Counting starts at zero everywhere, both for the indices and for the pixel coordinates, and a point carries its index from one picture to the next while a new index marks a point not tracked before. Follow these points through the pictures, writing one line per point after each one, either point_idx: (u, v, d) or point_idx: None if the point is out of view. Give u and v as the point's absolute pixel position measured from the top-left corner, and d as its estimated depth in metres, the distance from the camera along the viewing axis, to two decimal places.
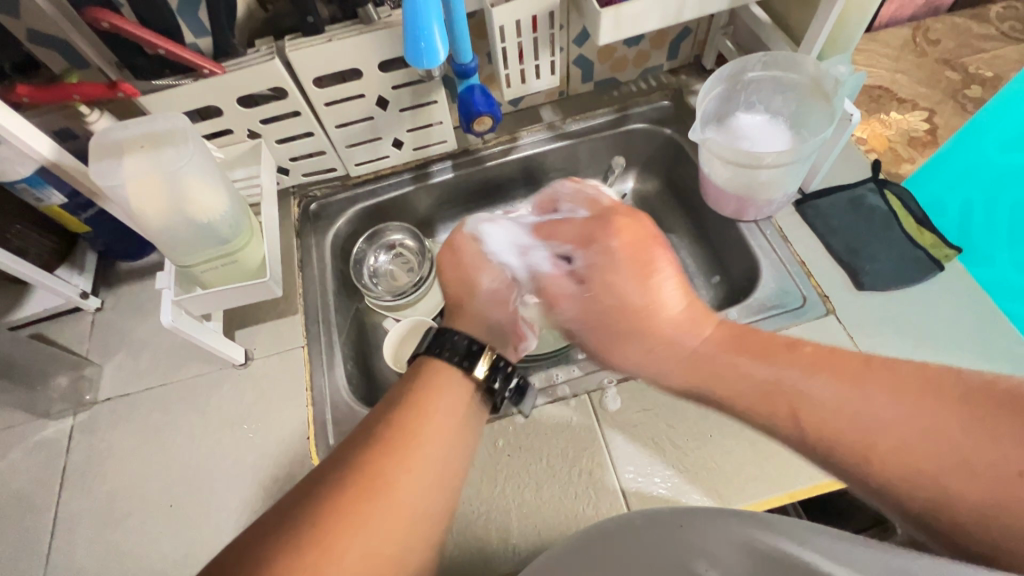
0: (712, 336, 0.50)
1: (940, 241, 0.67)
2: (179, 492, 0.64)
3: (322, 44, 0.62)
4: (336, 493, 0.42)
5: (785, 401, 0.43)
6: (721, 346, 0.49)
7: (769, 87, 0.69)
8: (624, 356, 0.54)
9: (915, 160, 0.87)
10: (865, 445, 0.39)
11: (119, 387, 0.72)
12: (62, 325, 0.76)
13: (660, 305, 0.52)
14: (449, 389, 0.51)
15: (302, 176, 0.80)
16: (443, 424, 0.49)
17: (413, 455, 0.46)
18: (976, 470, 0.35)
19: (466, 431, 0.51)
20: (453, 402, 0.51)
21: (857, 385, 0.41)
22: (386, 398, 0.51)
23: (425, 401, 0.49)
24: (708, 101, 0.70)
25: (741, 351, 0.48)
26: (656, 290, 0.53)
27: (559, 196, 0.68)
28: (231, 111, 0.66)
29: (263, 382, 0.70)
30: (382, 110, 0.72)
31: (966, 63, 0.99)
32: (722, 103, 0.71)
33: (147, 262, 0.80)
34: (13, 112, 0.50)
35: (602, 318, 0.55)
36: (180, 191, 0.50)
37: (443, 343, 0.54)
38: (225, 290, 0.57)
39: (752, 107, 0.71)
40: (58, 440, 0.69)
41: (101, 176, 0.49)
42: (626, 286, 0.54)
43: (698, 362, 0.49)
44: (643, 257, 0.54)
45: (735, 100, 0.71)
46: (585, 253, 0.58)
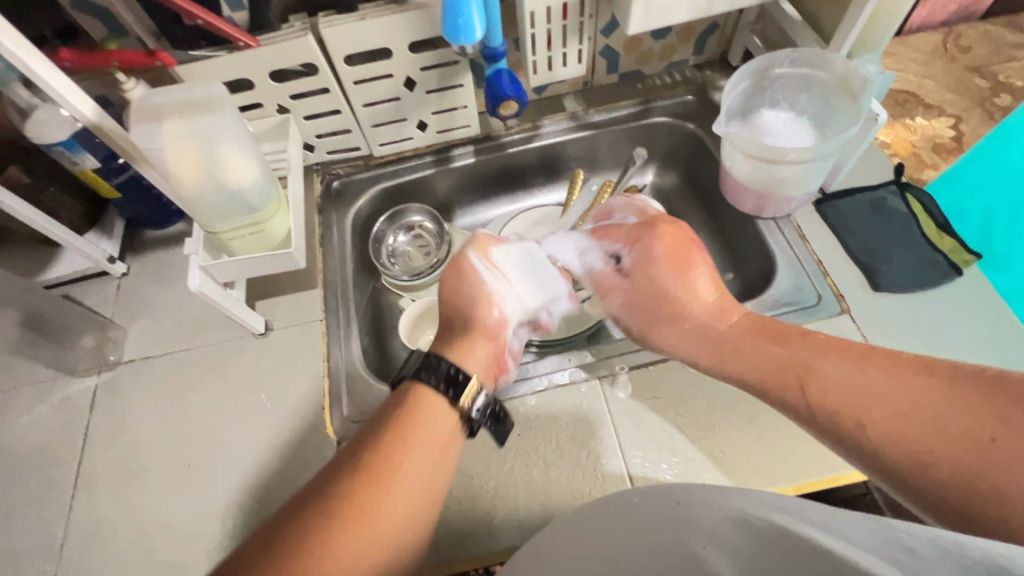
0: (738, 323, 0.55)
1: (960, 246, 0.67)
2: (198, 452, 0.66)
3: (355, 22, 0.63)
4: (326, 515, 0.42)
5: (795, 373, 0.47)
6: (750, 329, 0.53)
7: (795, 82, 0.69)
8: (664, 336, 0.58)
9: (938, 166, 0.87)
10: (856, 415, 0.42)
11: (142, 349, 0.73)
12: (89, 287, 0.78)
13: (696, 295, 0.57)
14: (435, 415, 0.51)
15: (327, 153, 0.82)
16: (428, 446, 0.48)
17: (399, 477, 0.46)
18: (956, 433, 0.36)
19: (445, 453, 0.50)
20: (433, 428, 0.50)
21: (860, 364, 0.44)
22: (371, 422, 0.50)
23: (411, 427, 0.49)
24: (734, 94, 0.69)
25: (761, 334, 0.52)
26: (693, 280, 0.58)
27: (613, 209, 0.70)
28: (262, 84, 0.67)
29: (282, 353, 0.72)
30: (409, 91, 0.73)
31: (996, 71, 0.97)
32: (745, 99, 0.71)
33: (173, 230, 0.82)
34: (61, 73, 0.52)
35: (643, 309, 0.60)
36: (216, 159, 0.52)
37: (434, 365, 0.53)
38: (254, 258, 0.59)
39: (775, 103, 0.71)
40: (82, 397, 0.71)
41: (142, 139, 0.50)
42: (667, 278, 0.59)
43: (723, 343, 0.54)
44: (680, 262, 0.59)
45: (760, 99, 0.71)
46: (631, 250, 0.62)
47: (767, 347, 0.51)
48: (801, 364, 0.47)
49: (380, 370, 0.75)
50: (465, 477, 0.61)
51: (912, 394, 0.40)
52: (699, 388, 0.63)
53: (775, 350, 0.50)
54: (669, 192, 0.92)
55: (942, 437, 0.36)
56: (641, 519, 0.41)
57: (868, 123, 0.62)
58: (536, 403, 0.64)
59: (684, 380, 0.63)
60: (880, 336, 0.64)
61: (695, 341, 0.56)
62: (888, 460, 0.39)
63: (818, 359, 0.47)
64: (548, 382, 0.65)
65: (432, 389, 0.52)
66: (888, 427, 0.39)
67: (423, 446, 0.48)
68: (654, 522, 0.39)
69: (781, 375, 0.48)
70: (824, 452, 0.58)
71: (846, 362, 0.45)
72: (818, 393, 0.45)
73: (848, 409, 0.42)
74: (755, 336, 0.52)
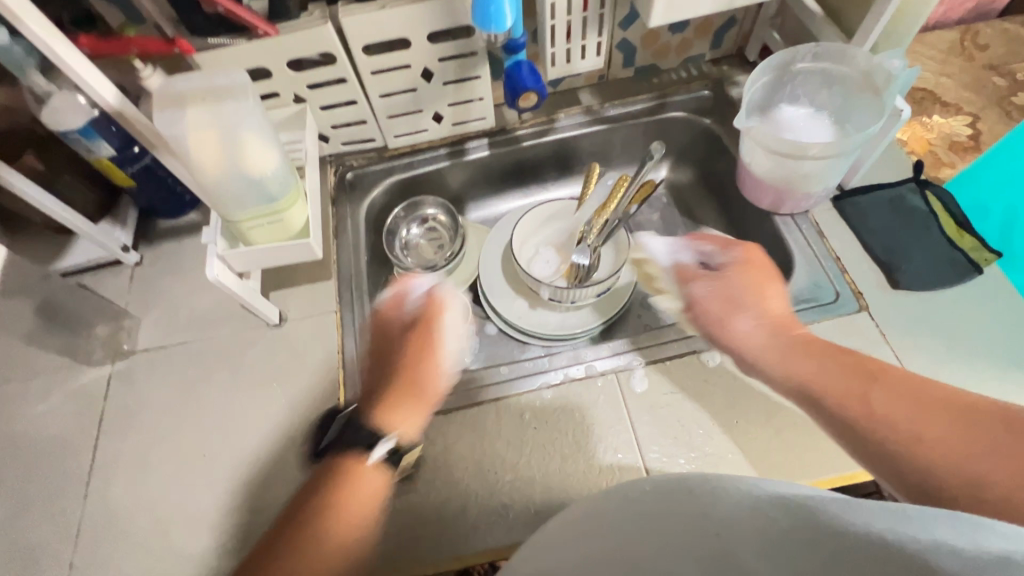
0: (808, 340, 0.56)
1: (980, 244, 0.67)
2: (212, 442, 0.66)
3: (375, 11, 0.62)
4: None
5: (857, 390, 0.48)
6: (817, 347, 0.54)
7: (814, 78, 0.69)
8: (738, 332, 0.59)
9: (955, 165, 0.87)
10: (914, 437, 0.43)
11: (156, 339, 0.73)
12: (103, 276, 0.78)
13: (774, 309, 0.59)
14: (365, 484, 0.51)
15: (341, 145, 0.81)
16: (356, 520, 0.49)
17: (320, 554, 0.46)
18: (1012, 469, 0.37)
19: (372, 515, 0.51)
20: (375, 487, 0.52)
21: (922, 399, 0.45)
22: (302, 492, 0.51)
23: (340, 499, 0.49)
24: (754, 89, 0.69)
25: (829, 352, 0.53)
26: (772, 295, 0.60)
27: None
28: (280, 73, 0.67)
29: (297, 345, 0.71)
30: (426, 82, 0.73)
31: (1014, 70, 0.97)
32: (763, 94, 0.70)
33: (186, 220, 0.82)
34: (83, 57, 0.52)
35: (705, 310, 0.62)
36: (238, 147, 0.51)
37: (356, 424, 0.54)
38: (273, 248, 0.58)
39: (792, 98, 0.70)
40: (96, 386, 0.71)
41: (165, 125, 0.50)
42: (751, 283, 0.61)
43: (791, 352, 0.55)
44: (755, 279, 0.62)
45: (780, 95, 0.71)
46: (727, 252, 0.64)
47: (827, 361, 0.52)
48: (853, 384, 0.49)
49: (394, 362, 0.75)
50: (481, 470, 0.61)
51: (957, 432, 0.41)
52: (716, 384, 0.63)
53: (840, 367, 0.51)
54: (684, 188, 0.92)
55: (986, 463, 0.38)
56: (654, 511, 0.40)
57: (890, 119, 0.61)
58: (553, 397, 0.64)
59: (702, 375, 0.63)
60: (899, 333, 0.63)
61: (764, 348, 0.56)
62: (920, 478, 0.41)
63: (877, 380, 0.48)
64: (564, 376, 0.65)
65: (354, 454, 0.52)
66: (934, 454, 0.41)
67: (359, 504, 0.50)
68: (660, 510, 0.39)
69: (835, 386, 0.50)
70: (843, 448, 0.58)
71: (903, 390, 0.46)
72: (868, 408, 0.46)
73: (892, 429, 0.44)
74: (807, 354, 0.54)
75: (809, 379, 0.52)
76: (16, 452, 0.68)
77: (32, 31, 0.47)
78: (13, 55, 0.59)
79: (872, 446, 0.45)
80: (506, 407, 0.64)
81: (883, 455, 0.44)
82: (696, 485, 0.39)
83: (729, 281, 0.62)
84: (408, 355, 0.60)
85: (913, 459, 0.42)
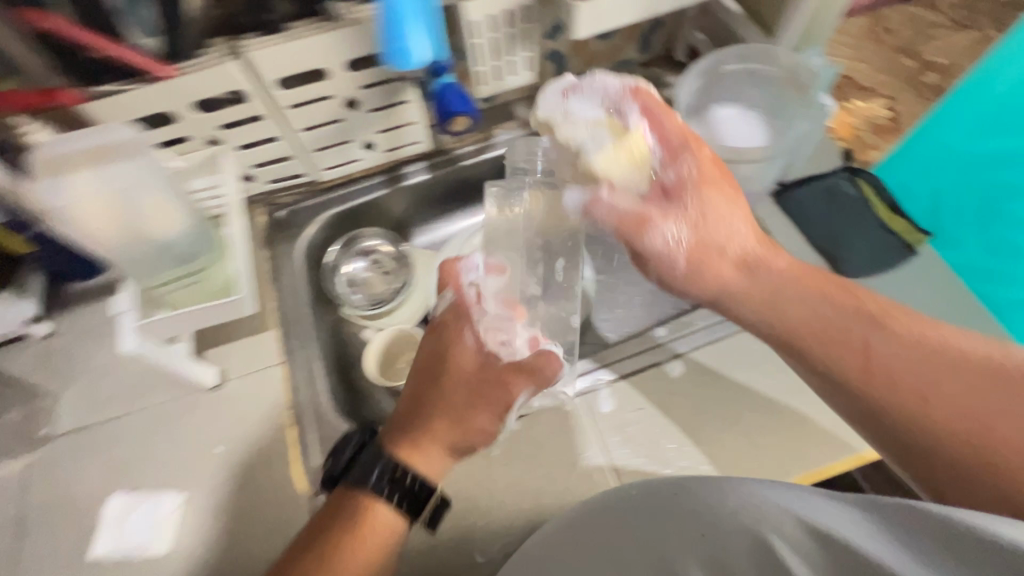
0: (822, 337, 0.48)
1: (911, 226, 0.69)
2: (140, 532, 0.59)
3: (284, 43, 0.57)
4: None
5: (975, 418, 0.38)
6: (867, 353, 0.45)
7: (649, 99, 0.59)
8: (711, 273, 0.55)
9: (880, 147, 0.90)
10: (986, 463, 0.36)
11: (79, 418, 0.66)
12: (9, 355, 0.70)
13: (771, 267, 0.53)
14: (373, 531, 0.50)
15: (269, 183, 0.76)
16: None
17: None
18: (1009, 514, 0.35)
19: None
20: (387, 539, 0.51)
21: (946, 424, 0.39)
22: (312, 526, 0.51)
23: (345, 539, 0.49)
24: (580, 114, 0.61)
25: (833, 345, 0.47)
26: (744, 249, 0.54)
27: (612, 92, 0.61)
28: (187, 116, 0.61)
29: (240, 409, 0.65)
30: (352, 111, 0.68)
31: (922, 51, 1.01)
32: (623, 105, 0.60)
33: (102, 281, 0.75)
34: None
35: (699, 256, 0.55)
36: (139, 213, 0.47)
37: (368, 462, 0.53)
38: (179, 315, 0.54)
39: (655, 173, 0.58)
40: (14, 480, 0.63)
41: (49, 193, 0.43)
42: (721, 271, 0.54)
43: (776, 289, 0.51)
44: (705, 253, 0.55)
45: (663, 169, 0.58)
46: (636, 94, 0.60)
47: (841, 305, 0.48)
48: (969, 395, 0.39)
49: (352, 410, 0.71)
50: (457, 510, 0.61)
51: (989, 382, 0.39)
52: (676, 394, 0.65)
53: (826, 353, 0.47)
54: None
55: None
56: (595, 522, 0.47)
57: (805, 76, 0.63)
58: (521, 427, 0.65)
59: (668, 389, 0.66)
60: None
61: (733, 288, 0.54)
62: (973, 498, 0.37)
63: (954, 342, 0.42)
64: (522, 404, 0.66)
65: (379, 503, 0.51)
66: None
67: None
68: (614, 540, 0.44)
69: (797, 337, 0.49)
70: (803, 446, 0.62)
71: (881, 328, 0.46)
72: (898, 386, 0.42)
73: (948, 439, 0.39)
74: (665, 228, 0.56)
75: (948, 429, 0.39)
76: None
77: None
78: None
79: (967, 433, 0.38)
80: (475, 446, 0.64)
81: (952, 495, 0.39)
82: (678, 489, 0.41)
83: (735, 274, 0.54)
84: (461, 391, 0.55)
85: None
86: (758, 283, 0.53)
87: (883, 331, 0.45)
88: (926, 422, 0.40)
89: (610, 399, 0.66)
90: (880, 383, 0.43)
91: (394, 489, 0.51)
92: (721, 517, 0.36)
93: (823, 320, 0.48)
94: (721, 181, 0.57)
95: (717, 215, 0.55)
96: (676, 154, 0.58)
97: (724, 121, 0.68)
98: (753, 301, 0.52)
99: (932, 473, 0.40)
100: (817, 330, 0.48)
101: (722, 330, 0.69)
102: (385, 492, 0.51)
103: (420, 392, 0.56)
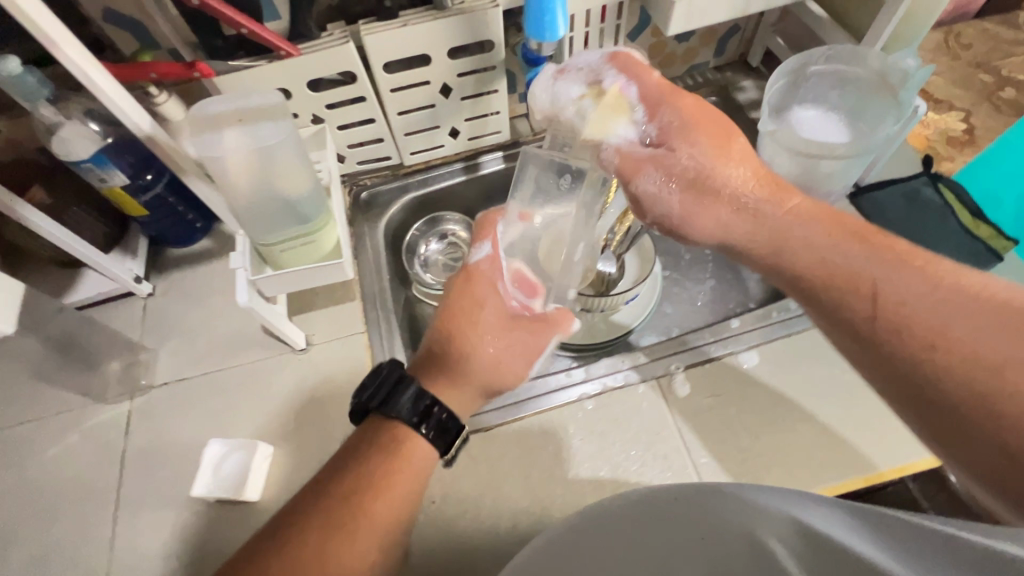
0: (828, 279, 0.46)
1: (997, 232, 0.68)
2: (231, 478, 0.62)
3: (398, 29, 0.61)
4: (314, 516, 0.43)
5: (979, 353, 0.37)
6: (875, 296, 0.43)
7: (628, 60, 0.58)
8: (705, 220, 0.54)
9: (955, 159, 0.90)
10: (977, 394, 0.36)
11: (175, 371, 0.70)
12: (114, 311, 0.75)
13: (785, 210, 0.51)
14: (410, 456, 0.47)
15: (356, 164, 0.80)
16: (391, 501, 0.44)
17: (367, 513, 0.43)
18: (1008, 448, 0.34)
19: (405, 511, 0.45)
20: (423, 469, 0.47)
21: (950, 362, 0.38)
22: (349, 447, 0.48)
23: (383, 467, 0.45)
24: (563, 95, 0.60)
25: (836, 287, 0.46)
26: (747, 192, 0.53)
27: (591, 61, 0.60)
28: (300, 95, 0.65)
29: (325, 372, 0.69)
30: (445, 97, 0.72)
31: (999, 67, 1.00)
32: (602, 70, 0.59)
33: (198, 248, 0.79)
34: (118, 83, 0.50)
35: (692, 198, 0.54)
36: (271, 168, 0.53)
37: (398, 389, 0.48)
38: (289, 273, 0.57)
39: (639, 124, 0.57)
40: (116, 424, 0.67)
41: (203, 149, 0.51)
42: (705, 218, 0.54)
43: (786, 234, 0.50)
44: (705, 191, 0.54)
45: (644, 123, 0.57)
46: (611, 60, 0.59)
47: (855, 245, 0.47)
48: (975, 339, 0.37)
49: None
50: (531, 483, 0.62)
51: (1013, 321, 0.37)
52: (750, 384, 0.66)
53: (838, 293, 0.45)
54: None
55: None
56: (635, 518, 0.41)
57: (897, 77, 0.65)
58: (595, 407, 0.66)
59: (741, 377, 0.66)
60: None
61: (735, 234, 0.53)
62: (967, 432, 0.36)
63: (973, 284, 0.40)
64: (592, 385, 0.67)
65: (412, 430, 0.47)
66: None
67: (379, 507, 0.44)
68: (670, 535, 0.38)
69: (800, 280, 0.48)
70: (886, 444, 0.61)
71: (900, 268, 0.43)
72: (901, 325, 0.41)
73: (942, 376, 0.38)
74: (649, 180, 0.55)
75: (946, 363, 0.38)
76: (44, 493, 0.64)
77: (72, 58, 0.46)
78: (27, 86, 0.57)
79: (965, 367, 0.37)
80: (549, 421, 0.66)
81: (946, 435, 0.38)
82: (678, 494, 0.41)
83: (736, 217, 0.53)
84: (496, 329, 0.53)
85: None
86: (768, 228, 0.51)
87: (899, 272, 0.43)
88: (928, 364, 0.39)
89: (683, 384, 0.66)
90: (878, 322, 0.42)
91: (427, 421, 0.47)
92: (731, 525, 0.36)
93: (838, 260, 0.46)
94: (712, 122, 0.55)
95: (715, 156, 0.54)
96: (655, 102, 0.56)
97: (806, 120, 0.69)
98: (763, 244, 0.51)
99: (929, 413, 0.39)
100: (821, 266, 0.47)
101: (797, 324, 0.69)
102: (416, 424, 0.47)
103: (448, 325, 0.53)
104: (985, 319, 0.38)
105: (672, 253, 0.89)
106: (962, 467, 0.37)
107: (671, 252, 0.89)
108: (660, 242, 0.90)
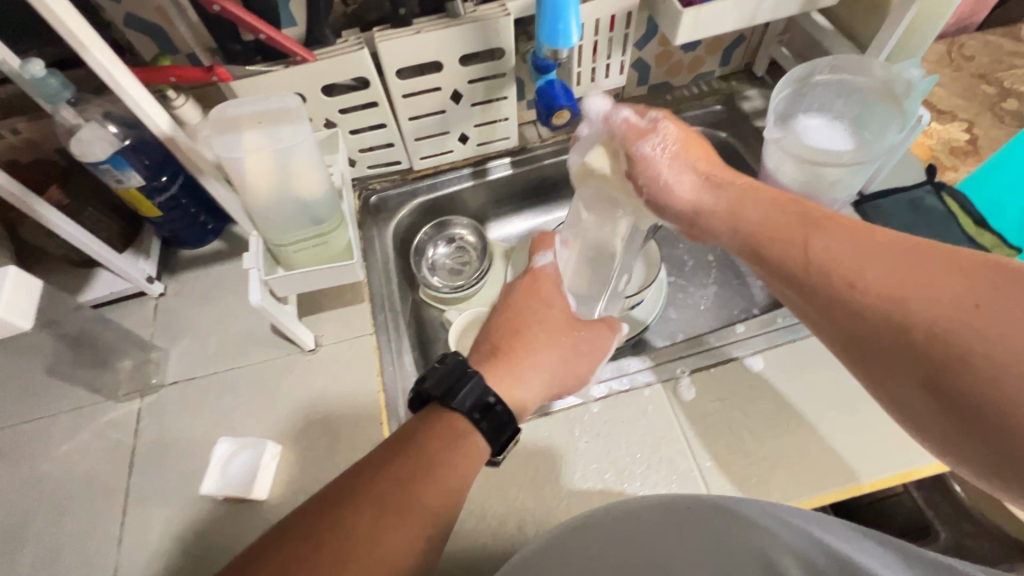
0: (773, 239, 0.45)
1: (1000, 242, 0.69)
2: (240, 477, 0.63)
3: (411, 36, 0.63)
4: (361, 494, 0.42)
5: (902, 286, 0.36)
6: (806, 250, 0.42)
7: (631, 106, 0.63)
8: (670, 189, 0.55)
9: (958, 168, 0.91)
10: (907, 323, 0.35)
11: (185, 370, 0.71)
12: (126, 309, 0.76)
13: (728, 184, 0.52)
14: (466, 449, 0.47)
15: (366, 169, 0.82)
16: (448, 481, 0.45)
17: (418, 495, 0.43)
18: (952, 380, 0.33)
19: (456, 503, 0.45)
20: (477, 462, 0.48)
21: (880, 303, 0.37)
22: (401, 432, 0.48)
23: (434, 450, 0.46)
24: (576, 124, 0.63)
25: (775, 243, 0.45)
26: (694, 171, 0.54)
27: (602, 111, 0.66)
28: (313, 99, 0.67)
29: (334, 372, 0.70)
30: (455, 103, 0.74)
31: (1001, 78, 1.01)
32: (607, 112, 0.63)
33: (210, 249, 0.80)
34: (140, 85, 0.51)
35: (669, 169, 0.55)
36: (289, 167, 0.53)
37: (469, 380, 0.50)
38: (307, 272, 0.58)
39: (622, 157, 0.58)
40: (126, 421, 0.68)
41: (222, 148, 0.52)
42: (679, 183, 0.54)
43: (736, 200, 0.50)
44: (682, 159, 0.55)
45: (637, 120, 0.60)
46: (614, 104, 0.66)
47: (784, 208, 0.47)
48: (896, 277, 0.37)
49: None
50: (537, 485, 0.63)
51: (939, 267, 0.36)
52: (755, 389, 0.66)
53: (771, 252, 0.45)
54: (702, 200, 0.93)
55: (952, 313, 0.34)
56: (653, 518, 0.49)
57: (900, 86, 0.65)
58: (600, 410, 0.66)
59: (746, 381, 0.67)
60: None
61: (695, 205, 0.53)
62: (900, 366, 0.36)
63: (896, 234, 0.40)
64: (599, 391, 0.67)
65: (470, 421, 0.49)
66: (987, 360, 0.32)
67: (428, 496, 0.43)
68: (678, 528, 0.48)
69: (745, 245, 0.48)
70: (891, 449, 0.61)
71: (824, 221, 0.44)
72: (828, 276, 0.40)
73: (875, 315, 0.37)
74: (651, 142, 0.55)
75: (873, 304, 0.37)
76: (54, 490, 0.65)
77: (98, 62, 0.47)
78: (49, 89, 0.59)
79: (893, 303, 0.36)
80: (556, 424, 0.66)
81: (893, 380, 0.37)
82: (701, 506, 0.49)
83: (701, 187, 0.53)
84: (564, 335, 0.60)
85: (969, 379, 0.33)
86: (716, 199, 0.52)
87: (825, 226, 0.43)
88: (852, 302, 0.38)
89: (689, 389, 0.67)
90: (813, 274, 0.41)
91: (487, 416, 0.49)
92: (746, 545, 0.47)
93: (771, 220, 0.47)
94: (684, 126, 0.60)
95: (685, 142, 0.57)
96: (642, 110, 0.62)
97: (810, 128, 0.70)
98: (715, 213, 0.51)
99: (873, 358, 0.38)
100: (759, 227, 0.47)
101: (802, 330, 0.69)
102: (477, 418, 0.49)
103: (511, 324, 0.60)
104: (900, 256, 0.38)
105: (677, 259, 0.90)
106: (917, 412, 0.37)
107: (675, 258, 0.90)
108: (664, 248, 0.91)
